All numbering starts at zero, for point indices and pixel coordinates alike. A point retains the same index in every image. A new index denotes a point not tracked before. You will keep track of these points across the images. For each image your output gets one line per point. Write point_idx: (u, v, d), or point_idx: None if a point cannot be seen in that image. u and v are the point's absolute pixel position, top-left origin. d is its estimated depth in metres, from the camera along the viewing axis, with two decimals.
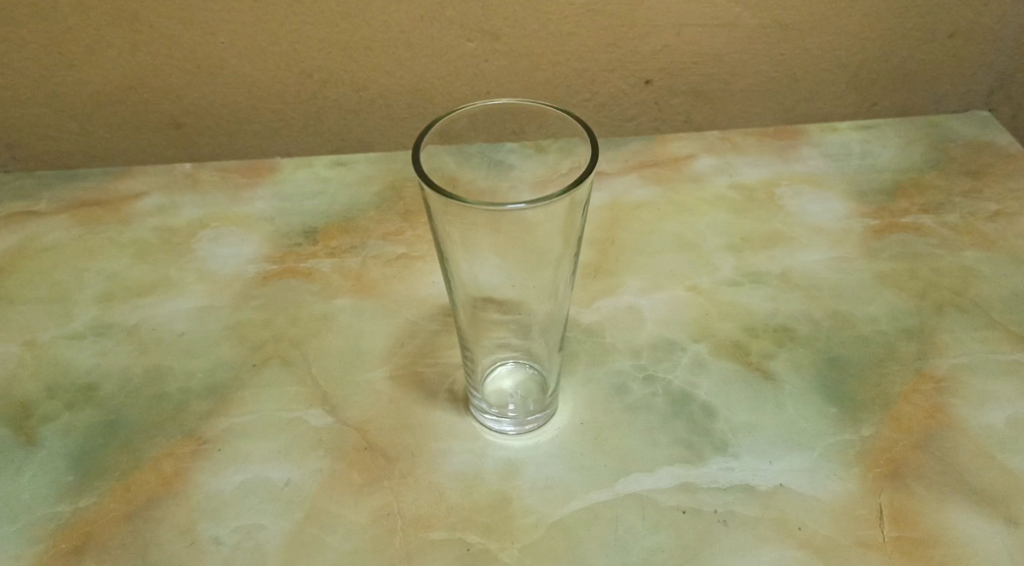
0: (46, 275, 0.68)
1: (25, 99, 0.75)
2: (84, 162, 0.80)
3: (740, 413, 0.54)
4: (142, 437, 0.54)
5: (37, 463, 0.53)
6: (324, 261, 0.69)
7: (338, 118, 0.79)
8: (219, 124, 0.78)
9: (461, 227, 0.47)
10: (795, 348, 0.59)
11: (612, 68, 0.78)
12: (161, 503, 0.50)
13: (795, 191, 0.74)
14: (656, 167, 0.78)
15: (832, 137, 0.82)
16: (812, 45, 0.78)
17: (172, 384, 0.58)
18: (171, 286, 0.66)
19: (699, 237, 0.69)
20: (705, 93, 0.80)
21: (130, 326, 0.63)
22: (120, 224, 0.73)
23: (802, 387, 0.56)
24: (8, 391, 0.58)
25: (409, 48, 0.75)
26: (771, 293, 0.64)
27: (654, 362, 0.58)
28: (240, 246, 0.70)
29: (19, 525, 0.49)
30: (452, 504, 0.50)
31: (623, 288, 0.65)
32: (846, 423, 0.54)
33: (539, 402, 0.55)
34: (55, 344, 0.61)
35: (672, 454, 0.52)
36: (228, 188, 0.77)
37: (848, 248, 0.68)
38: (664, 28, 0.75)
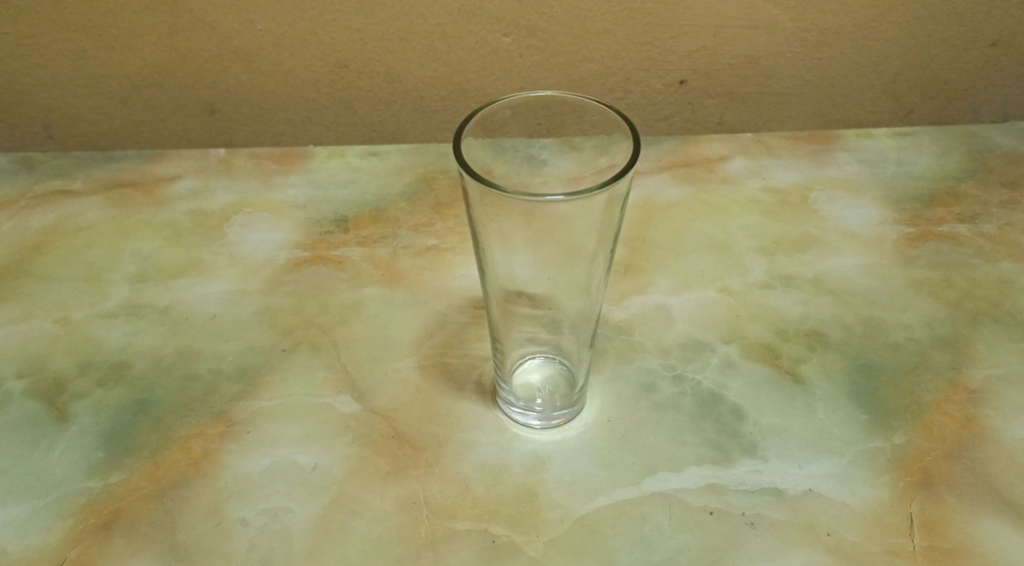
0: (81, 254, 0.68)
1: (65, 80, 0.76)
2: (119, 144, 0.81)
3: (770, 416, 0.54)
4: (172, 417, 0.55)
5: (69, 439, 0.53)
6: (355, 249, 0.69)
7: (371, 109, 0.79)
8: (253, 110, 0.79)
9: (497, 219, 0.47)
10: (827, 353, 0.58)
11: (647, 67, 0.77)
12: (190, 483, 0.51)
13: (829, 195, 0.74)
14: (689, 167, 0.78)
15: (867, 143, 0.81)
16: (850, 50, 0.77)
17: (203, 366, 0.58)
18: (203, 269, 0.67)
19: (731, 238, 0.69)
20: (739, 95, 0.80)
21: (162, 307, 0.63)
22: (155, 206, 0.74)
23: (833, 393, 0.56)
24: (41, 366, 0.58)
25: (446, 41, 0.75)
26: (803, 298, 0.63)
27: (683, 362, 0.58)
28: (272, 232, 0.71)
29: (49, 498, 0.50)
30: (478, 496, 0.50)
31: (654, 287, 0.64)
32: (877, 430, 0.53)
33: (567, 397, 0.55)
34: (89, 322, 0.62)
35: (700, 454, 0.52)
36: (260, 174, 0.78)
37: (882, 255, 0.67)
38: (701, 28, 0.75)
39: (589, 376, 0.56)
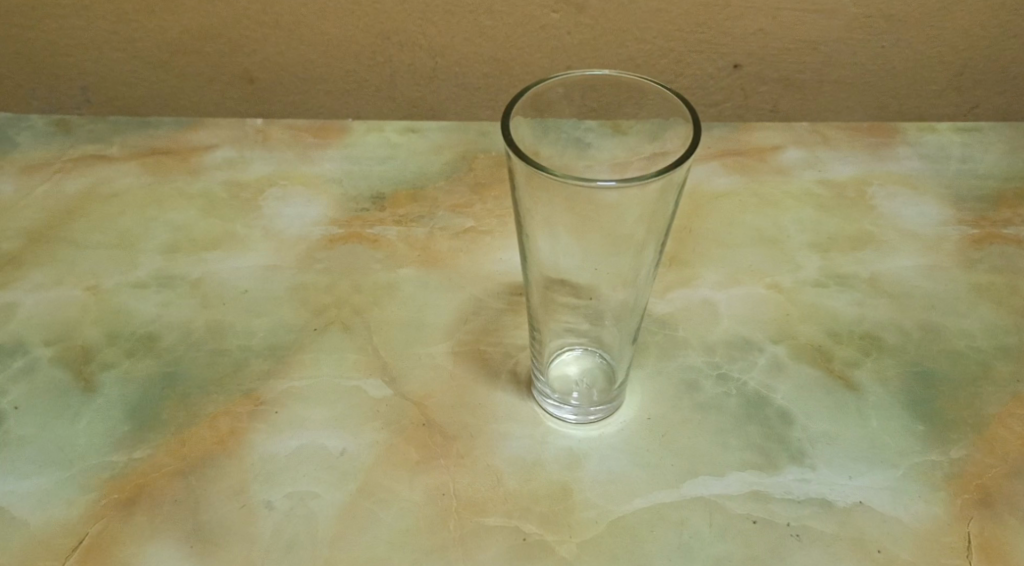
0: (114, 222, 0.67)
1: (103, 43, 0.75)
2: (156, 110, 0.79)
3: (820, 422, 0.51)
4: (200, 393, 0.53)
5: (95, 410, 0.52)
6: (391, 228, 0.67)
7: (412, 84, 0.77)
8: (293, 81, 0.77)
9: (543, 203, 0.45)
10: (882, 358, 0.55)
11: (700, 50, 0.74)
12: (216, 462, 0.49)
13: (887, 192, 0.70)
14: (740, 156, 0.74)
15: (929, 137, 0.77)
16: (916, 39, 0.74)
17: (233, 341, 0.57)
18: (236, 243, 0.65)
19: (782, 232, 0.66)
20: (795, 82, 0.77)
21: (194, 279, 0.62)
22: (190, 175, 0.72)
23: (887, 401, 0.53)
24: (69, 334, 0.57)
25: (491, 16, 0.72)
26: (858, 298, 0.60)
27: (728, 361, 0.55)
28: (307, 207, 0.69)
29: (73, 470, 0.49)
30: (510, 491, 0.48)
31: (700, 280, 0.62)
32: (933, 444, 0.50)
33: (605, 393, 0.52)
34: (120, 291, 0.61)
35: (744, 459, 0.49)
36: (298, 147, 0.76)
37: (942, 256, 0.64)
38: (760, 10, 0.72)
39: (630, 371, 0.54)
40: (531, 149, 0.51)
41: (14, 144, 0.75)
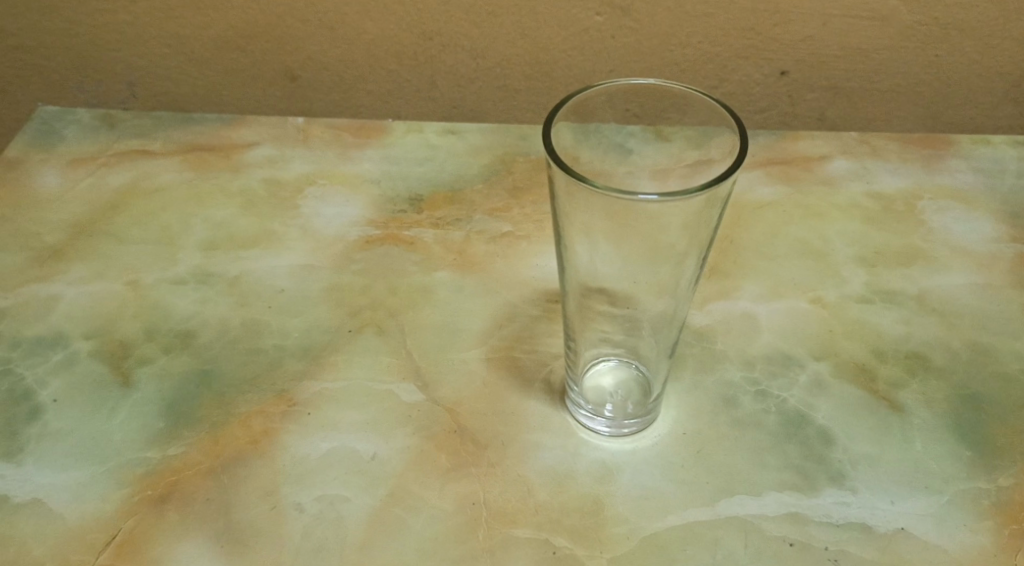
0: (155, 217, 0.67)
1: (150, 38, 0.76)
2: (200, 106, 0.80)
3: (863, 443, 0.50)
4: (234, 392, 0.53)
5: (131, 405, 0.53)
6: (427, 230, 0.67)
7: (454, 85, 0.77)
8: (336, 80, 0.78)
9: (583, 210, 0.44)
10: (928, 380, 0.54)
11: (747, 55, 0.73)
12: (248, 462, 0.49)
13: (938, 206, 0.68)
14: (786, 164, 0.72)
15: (984, 150, 0.74)
16: (972, 49, 0.72)
17: (269, 341, 0.57)
18: (274, 241, 0.65)
19: (827, 246, 0.64)
20: (843, 90, 0.76)
21: (231, 277, 0.62)
22: (231, 172, 0.73)
23: (933, 423, 0.51)
24: (108, 328, 0.58)
25: (534, 17, 0.72)
26: (904, 316, 0.58)
27: (768, 377, 0.54)
28: (345, 207, 0.69)
29: (108, 466, 0.49)
30: (541, 502, 0.47)
31: (740, 292, 0.60)
32: (980, 470, 0.48)
33: (640, 405, 0.52)
34: (158, 287, 0.61)
35: (783, 479, 0.48)
36: (337, 146, 0.76)
37: (994, 274, 0.61)
38: (810, 17, 0.71)
39: (666, 384, 0.53)
40: (570, 154, 0.50)
41: (59, 137, 0.76)
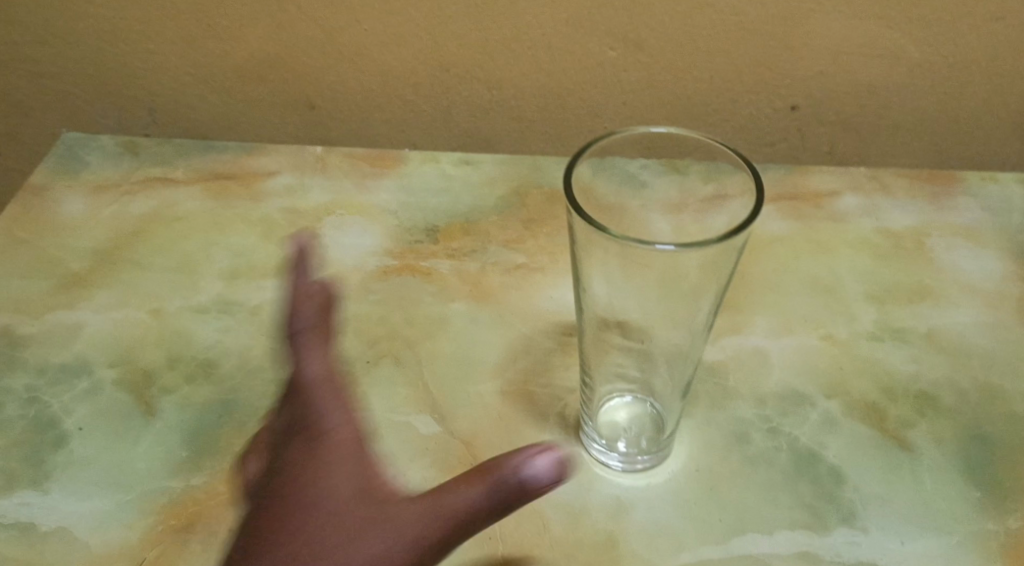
0: (176, 245, 0.69)
1: (173, 67, 0.77)
2: (219, 133, 0.82)
3: (873, 483, 0.51)
4: (255, 421, 0.55)
5: (154, 434, 0.54)
6: (444, 261, 0.68)
7: (470, 115, 0.78)
8: (354, 109, 0.79)
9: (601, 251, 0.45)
10: (938, 419, 0.54)
11: (758, 90, 0.75)
12: (269, 493, 0.50)
13: (947, 243, 0.69)
14: (796, 200, 0.74)
15: (992, 188, 0.76)
16: (980, 86, 0.74)
17: (289, 371, 0.58)
18: (294, 270, 0.67)
19: (838, 282, 0.65)
20: (853, 125, 0.77)
21: (252, 306, 0.63)
22: (251, 201, 0.74)
23: (942, 463, 0.52)
24: (132, 356, 0.59)
25: (550, 51, 0.73)
26: (913, 355, 0.59)
27: (780, 414, 0.55)
28: (363, 237, 0.70)
29: (132, 495, 0.50)
30: (556, 537, 0.48)
31: (751, 328, 0.61)
32: (989, 511, 0.49)
33: (654, 440, 0.53)
34: (180, 315, 0.62)
35: (794, 518, 0.49)
36: (355, 175, 0.77)
37: (1002, 313, 0.62)
38: (821, 54, 0.72)
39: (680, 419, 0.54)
40: (585, 186, 0.52)
41: (84, 163, 0.77)
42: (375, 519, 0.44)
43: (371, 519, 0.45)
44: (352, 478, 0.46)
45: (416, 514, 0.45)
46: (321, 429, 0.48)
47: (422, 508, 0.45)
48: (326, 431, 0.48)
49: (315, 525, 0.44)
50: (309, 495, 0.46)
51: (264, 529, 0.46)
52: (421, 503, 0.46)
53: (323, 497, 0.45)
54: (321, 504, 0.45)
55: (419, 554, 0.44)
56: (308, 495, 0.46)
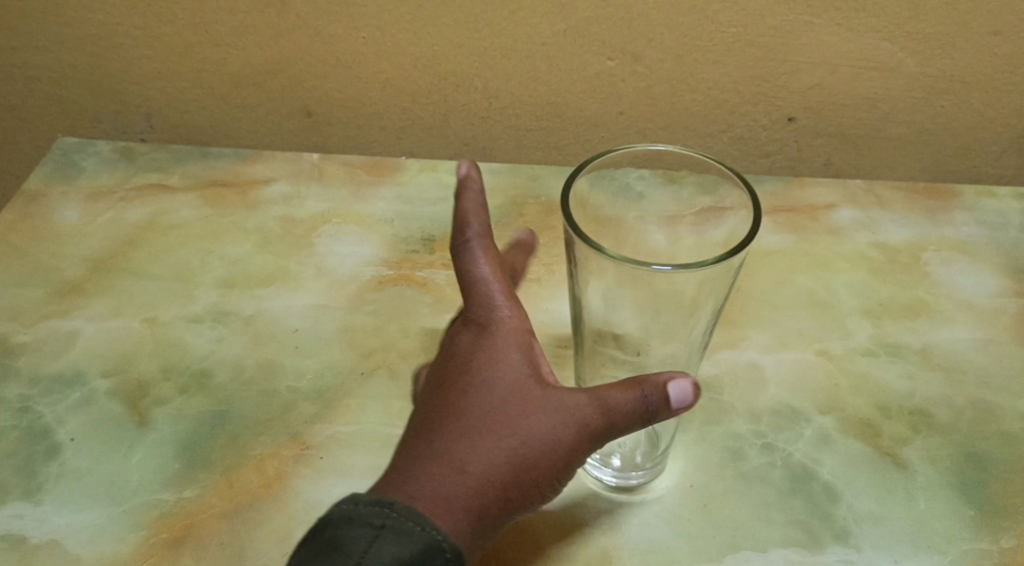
0: (172, 254, 0.69)
1: (169, 73, 0.77)
2: (215, 139, 0.81)
3: (866, 500, 0.51)
4: (248, 433, 0.54)
5: (147, 446, 0.53)
6: (439, 271, 0.68)
7: (467, 123, 0.78)
8: (351, 117, 0.79)
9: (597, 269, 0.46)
10: (931, 437, 0.55)
11: (755, 102, 0.75)
12: (261, 506, 0.50)
13: (943, 258, 0.69)
14: (793, 213, 0.74)
15: (988, 203, 0.76)
16: (977, 101, 0.74)
17: (283, 382, 0.58)
18: (289, 280, 0.66)
19: (834, 296, 0.65)
20: (850, 137, 0.77)
21: (247, 316, 0.63)
22: (247, 209, 0.74)
23: (936, 481, 0.52)
24: (125, 366, 0.59)
25: (547, 61, 0.73)
26: (908, 371, 0.59)
27: (774, 430, 0.55)
28: (359, 246, 0.70)
29: (125, 507, 0.50)
30: (549, 553, 0.48)
31: (747, 342, 0.61)
32: (983, 531, 0.49)
33: (648, 455, 0.52)
34: (175, 325, 0.62)
35: (787, 536, 0.49)
36: (351, 184, 0.77)
37: (997, 330, 0.62)
38: (818, 66, 0.72)
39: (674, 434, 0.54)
40: (581, 198, 0.51)
41: (79, 169, 0.77)
42: (517, 445, 0.41)
43: (534, 408, 0.42)
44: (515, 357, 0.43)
45: (573, 405, 0.42)
46: (491, 317, 0.44)
47: (581, 392, 0.43)
48: (508, 325, 0.44)
49: (485, 419, 0.41)
50: (480, 365, 0.43)
51: (439, 398, 0.43)
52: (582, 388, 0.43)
53: (495, 384, 0.42)
54: (493, 391, 0.42)
55: (579, 444, 0.42)
56: (477, 354, 0.43)
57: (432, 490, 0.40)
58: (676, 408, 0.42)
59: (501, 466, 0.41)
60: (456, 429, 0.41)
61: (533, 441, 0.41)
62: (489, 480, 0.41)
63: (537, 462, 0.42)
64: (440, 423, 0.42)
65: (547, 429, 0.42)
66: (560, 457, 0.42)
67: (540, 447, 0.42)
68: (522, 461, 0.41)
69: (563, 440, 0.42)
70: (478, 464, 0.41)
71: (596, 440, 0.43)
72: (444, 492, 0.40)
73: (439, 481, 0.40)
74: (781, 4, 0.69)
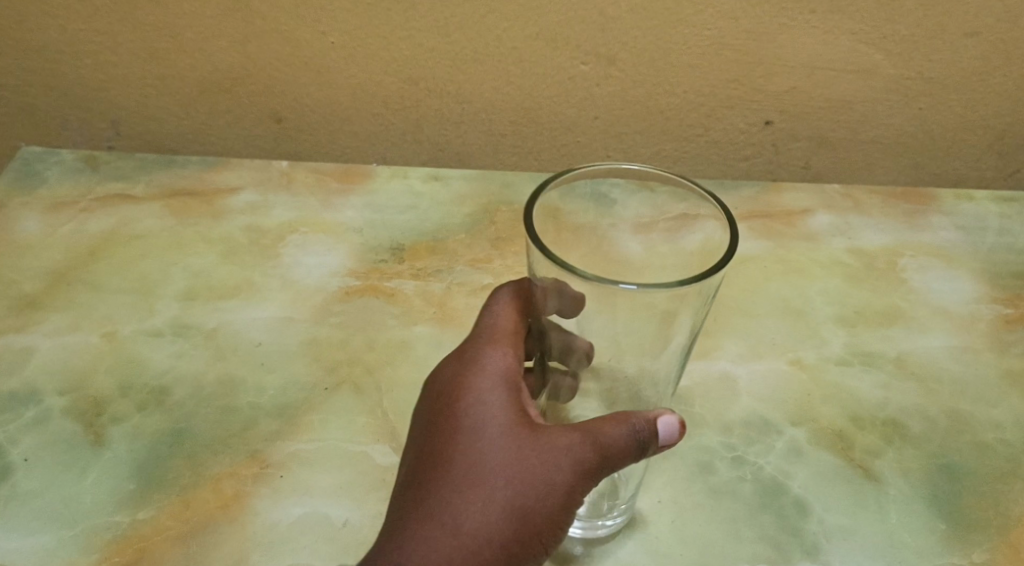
0: (134, 266, 0.67)
1: (135, 80, 0.76)
2: (183, 146, 0.80)
3: (837, 515, 0.50)
4: (206, 452, 0.53)
5: (102, 466, 0.52)
6: (408, 281, 0.67)
7: (439, 129, 0.77)
8: (321, 123, 0.77)
9: (549, 297, 0.43)
10: (905, 448, 0.54)
11: (731, 105, 0.73)
12: (217, 528, 0.49)
13: (919, 264, 0.69)
14: (768, 218, 0.73)
15: (966, 206, 0.76)
16: (955, 103, 0.73)
17: (244, 399, 0.57)
18: (253, 291, 0.65)
19: (808, 304, 0.64)
20: (828, 140, 0.76)
21: (209, 329, 0.62)
22: (213, 219, 0.72)
23: (908, 493, 0.51)
24: (82, 384, 0.57)
25: (520, 65, 0.72)
26: (883, 380, 0.58)
27: (745, 443, 0.54)
28: (327, 256, 0.69)
29: (76, 530, 0.49)
30: None
31: (720, 352, 0.60)
32: (955, 545, 0.48)
33: (614, 502, 0.48)
34: (135, 340, 0.61)
35: (756, 552, 0.48)
36: (321, 192, 0.76)
37: (974, 337, 0.62)
38: (795, 68, 0.71)
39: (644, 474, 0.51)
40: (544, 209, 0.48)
41: (42, 179, 0.76)
42: (512, 497, 0.40)
43: (525, 456, 0.41)
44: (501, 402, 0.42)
45: (565, 451, 0.41)
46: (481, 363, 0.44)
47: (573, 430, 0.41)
48: (497, 369, 0.43)
49: (475, 474, 0.41)
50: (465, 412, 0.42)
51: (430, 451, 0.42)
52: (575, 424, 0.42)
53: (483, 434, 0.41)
54: (480, 442, 0.41)
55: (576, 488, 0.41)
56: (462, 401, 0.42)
57: (428, 552, 0.40)
58: (667, 438, 0.42)
59: (498, 519, 0.40)
60: (446, 487, 0.41)
61: (528, 489, 0.41)
62: (487, 535, 0.40)
63: (536, 510, 0.41)
64: (430, 480, 0.41)
65: (541, 477, 0.41)
66: (558, 503, 0.41)
67: (536, 495, 0.41)
68: (520, 512, 0.40)
69: (559, 484, 0.41)
70: (473, 521, 0.40)
71: (593, 480, 0.42)
72: (440, 553, 0.40)
73: (433, 544, 0.40)
74: (755, 6, 0.68)
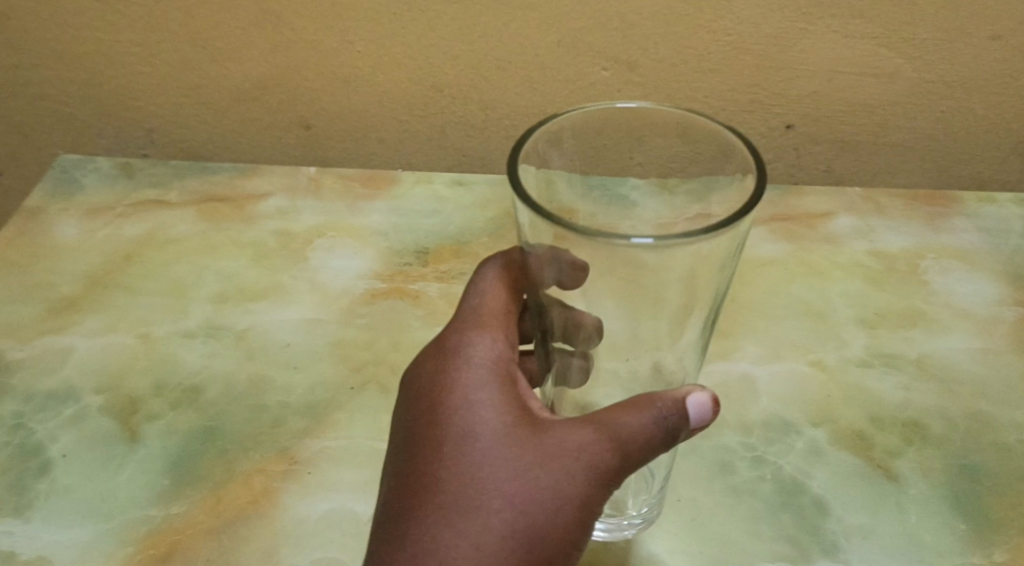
0: (167, 270, 0.69)
1: (168, 88, 0.78)
2: (214, 153, 0.82)
3: (857, 514, 0.50)
4: (238, 449, 0.55)
5: (137, 462, 0.54)
6: (432, 284, 0.68)
7: (463, 135, 0.78)
8: (348, 130, 0.79)
9: (546, 268, 0.42)
10: (925, 448, 0.54)
11: (752, 110, 0.74)
12: (248, 522, 0.50)
13: (941, 265, 0.69)
14: (790, 222, 0.73)
15: (990, 209, 0.76)
16: (978, 105, 0.73)
17: (272, 397, 0.58)
18: (282, 294, 0.67)
19: (829, 306, 0.65)
20: (850, 143, 0.76)
21: (240, 331, 0.63)
22: (243, 223, 0.74)
23: (929, 493, 0.51)
24: (118, 383, 0.59)
25: (542, 72, 0.73)
26: (903, 382, 0.58)
27: (765, 443, 0.54)
28: (353, 260, 0.70)
29: (112, 523, 0.50)
30: None
31: (740, 353, 0.61)
32: (975, 544, 0.48)
33: (639, 501, 0.49)
34: (169, 340, 0.63)
35: (776, 550, 0.48)
36: (348, 198, 0.78)
37: (996, 339, 0.62)
38: (815, 73, 0.72)
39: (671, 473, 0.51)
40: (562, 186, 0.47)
41: (80, 186, 0.78)
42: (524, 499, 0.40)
43: (530, 460, 0.40)
44: (503, 405, 0.42)
45: (577, 449, 0.40)
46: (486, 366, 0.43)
47: (583, 430, 0.41)
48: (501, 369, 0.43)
49: (479, 482, 0.40)
50: (467, 416, 0.41)
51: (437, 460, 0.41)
52: (583, 423, 0.41)
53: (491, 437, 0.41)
54: (483, 446, 0.40)
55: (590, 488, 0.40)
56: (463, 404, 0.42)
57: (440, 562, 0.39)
58: (694, 423, 0.41)
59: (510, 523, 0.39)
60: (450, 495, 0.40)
61: (536, 493, 0.40)
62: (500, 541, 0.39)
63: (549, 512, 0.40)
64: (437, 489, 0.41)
65: (553, 478, 0.40)
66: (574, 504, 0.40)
67: (549, 497, 0.40)
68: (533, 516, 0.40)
69: (569, 486, 0.40)
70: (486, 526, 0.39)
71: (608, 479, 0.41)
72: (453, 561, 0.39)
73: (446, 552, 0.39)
74: (775, 12, 0.68)
